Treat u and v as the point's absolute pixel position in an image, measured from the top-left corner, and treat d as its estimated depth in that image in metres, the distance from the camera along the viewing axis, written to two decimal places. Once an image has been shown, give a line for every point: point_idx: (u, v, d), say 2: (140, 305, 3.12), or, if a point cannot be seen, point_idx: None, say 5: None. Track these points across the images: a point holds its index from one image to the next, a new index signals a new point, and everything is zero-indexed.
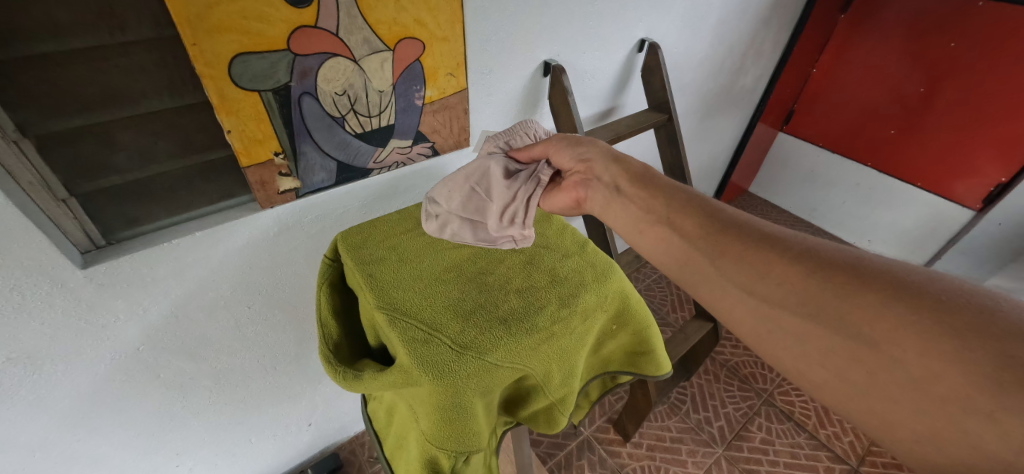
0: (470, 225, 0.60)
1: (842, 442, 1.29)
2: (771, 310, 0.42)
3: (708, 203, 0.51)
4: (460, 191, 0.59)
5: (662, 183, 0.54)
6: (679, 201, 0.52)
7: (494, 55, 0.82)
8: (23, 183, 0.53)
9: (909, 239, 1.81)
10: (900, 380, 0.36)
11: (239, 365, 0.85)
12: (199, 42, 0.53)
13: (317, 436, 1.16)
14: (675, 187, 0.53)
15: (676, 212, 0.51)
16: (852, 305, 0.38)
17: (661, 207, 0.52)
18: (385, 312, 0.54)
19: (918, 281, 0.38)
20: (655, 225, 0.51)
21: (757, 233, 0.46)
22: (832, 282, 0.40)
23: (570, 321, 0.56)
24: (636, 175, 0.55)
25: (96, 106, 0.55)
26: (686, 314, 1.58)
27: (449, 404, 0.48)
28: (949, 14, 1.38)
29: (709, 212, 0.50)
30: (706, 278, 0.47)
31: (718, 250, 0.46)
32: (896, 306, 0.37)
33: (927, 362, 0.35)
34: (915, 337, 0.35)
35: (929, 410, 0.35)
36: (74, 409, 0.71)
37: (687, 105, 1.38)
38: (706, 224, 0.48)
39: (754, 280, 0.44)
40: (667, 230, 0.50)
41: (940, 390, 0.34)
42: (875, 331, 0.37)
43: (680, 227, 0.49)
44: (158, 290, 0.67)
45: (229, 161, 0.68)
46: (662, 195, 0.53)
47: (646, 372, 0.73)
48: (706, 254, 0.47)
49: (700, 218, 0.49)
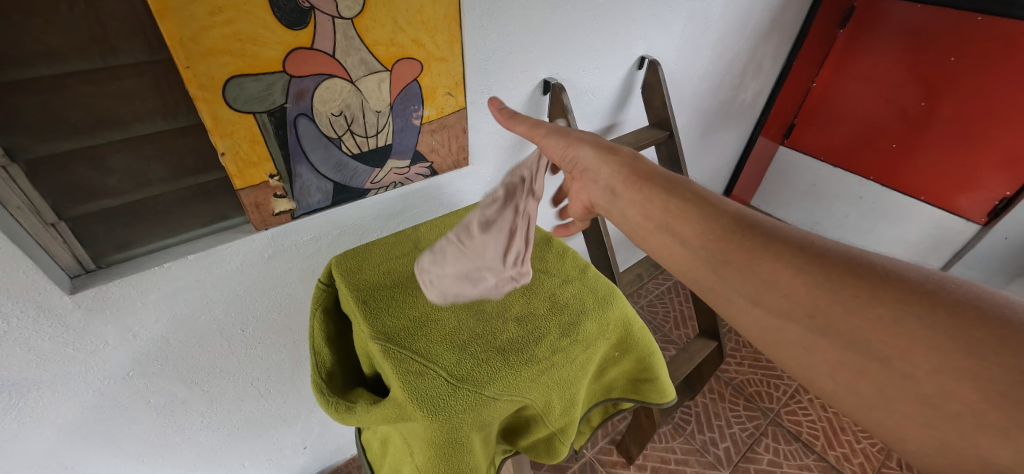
0: (467, 282, 0.59)
1: (852, 464, 1.26)
2: (777, 320, 0.44)
3: (711, 202, 0.52)
4: (449, 250, 0.59)
5: (656, 180, 0.56)
6: (677, 202, 0.53)
7: (493, 75, 0.81)
8: (10, 206, 0.51)
9: (914, 254, 1.79)
10: (912, 395, 0.38)
11: (232, 390, 0.83)
12: (193, 65, 0.52)
13: (312, 459, 1.13)
14: (672, 184, 0.55)
15: (675, 217, 0.52)
16: (860, 319, 0.39)
17: (660, 214, 0.54)
18: (379, 342, 0.52)
19: (930, 286, 0.39)
20: (656, 231, 0.54)
21: (765, 236, 0.46)
22: (841, 295, 0.41)
23: (571, 351, 0.54)
24: (632, 174, 0.58)
25: (89, 130, 0.54)
26: (689, 331, 1.55)
27: (444, 439, 0.46)
28: (948, 29, 1.39)
29: (712, 216, 0.50)
30: (711, 285, 0.49)
31: (724, 259, 0.47)
32: (906, 322, 0.38)
33: (939, 377, 0.36)
34: (925, 353, 0.37)
35: (940, 422, 0.37)
36: (62, 437, 0.69)
37: (687, 121, 1.37)
38: (707, 230, 0.49)
39: (758, 290, 0.45)
40: (669, 237, 0.52)
41: (953, 405, 0.36)
42: (884, 344, 0.38)
43: (682, 235, 0.51)
44: (149, 315, 0.66)
45: (223, 183, 0.67)
46: (660, 196, 0.54)
47: (650, 400, 0.71)
48: (708, 263, 0.48)
49: (701, 222, 0.50)
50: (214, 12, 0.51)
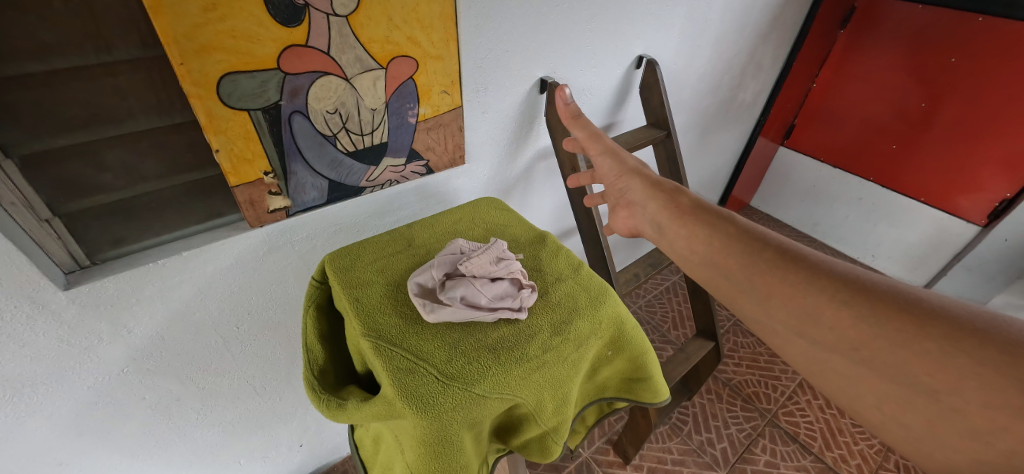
0: (471, 298, 0.54)
1: (850, 465, 1.26)
2: (822, 351, 0.46)
3: (751, 236, 0.55)
4: (437, 272, 0.57)
5: (698, 217, 0.61)
6: (720, 241, 0.56)
7: (490, 73, 0.81)
8: (6, 203, 0.52)
9: (914, 255, 1.77)
10: (963, 430, 0.38)
11: (227, 386, 0.83)
12: (187, 62, 0.52)
13: (309, 456, 1.13)
14: (716, 220, 0.59)
15: (721, 253, 0.56)
16: (908, 354, 0.41)
17: (705, 248, 0.58)
18: (370, 340, 0.52)
19: (984, 325, 0.40)
20: (702, 263, 0.58)
21: (811, 268, 0.49)
22: (884, 329, 0.42)
23: (563, 349, 0.54)
24: (676, 208, 0.64)
25: (82, 126, 0.54)
26: (687, 332, 1.54)
27: (434, 437, 0.46)
28: (949, 29, 1.39)
29: (753, 249, 0.53)
30: (756, 316, 0.52)
31: (766, 293, 0.50)
32: (956, 358, 0.39)
33: (991, 414, 0.37)
34: (977, 389, 0.38)
35: (993, 460, 0.37)
36: (58, 431, 0.69)
37: (686, 120, 1.37)
38: (750, 262, 0.53)
39: (802, 322, 0.47)
40: (715, 271, 0.56)
41: (1005, 443, 0.36)
42: (933, 379, 0.40)
43: (726, 267, 0.55)
44: (144, 311, 0.66)
45: (218, 180, 0.68)
46: (703, 229, 0.59)
47: (644, 399, 0.71)
48: (753, 296, 0.51)
49: (745, 255, 0.54)
50: (207, 9, 0.51)
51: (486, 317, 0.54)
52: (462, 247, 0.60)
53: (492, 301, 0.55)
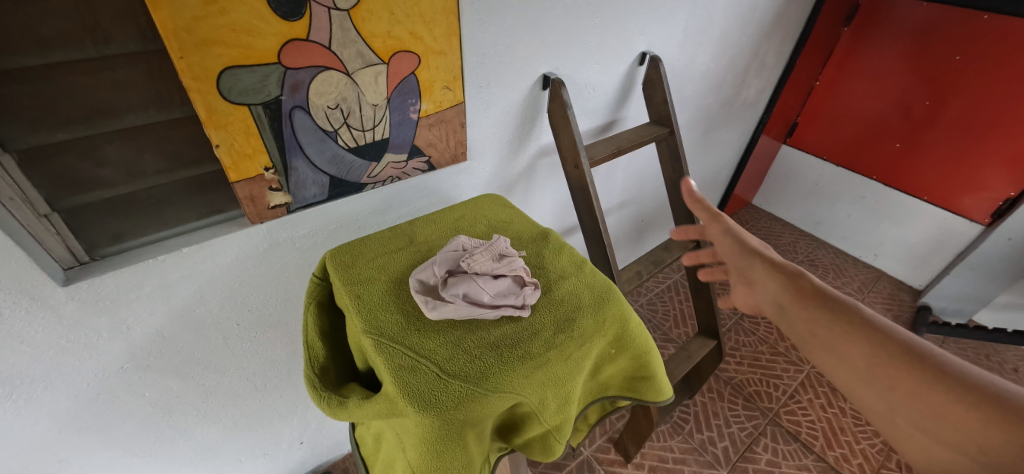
0: (471, 294, 0.54)
1: (851, 465, 1.25)
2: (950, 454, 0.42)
3: (882, 327, 0.48)
4: (437, 269, 0.56)
5: (819, 295, 0.54)
6: (841, 323, 0.50)
7: (492, 69, 0.81)
8: (3, 198, 0.51)
9: (916, 254, 1.76)
10: None
11: (227, 383, 0.83)
12: (187, 55, 0.52)
13: (309, 454, 1.13)
14: (845, 305, 0.51)
15: (841, 340, 0.49)
16: None
17: (825, 333, 0.51)
18: (371, 337, 0.52)
19: None
20: (819, 350, 0.51)
21: (960, 382, 0.43)
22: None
23: (566, 347, 0.54)
24: (798, 291, 0.55)
25: (81, 121, 0.54)
26: (689, 330, 1.54)
27: (436, 435, 0.46)
28: (954, 26, 1.38)
29: (880, 341, 0.47)
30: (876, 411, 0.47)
31: (887, 385, 0.46)
32: None
33: None
34: None
35: None
36: (56, 428, 0.68)
37: (689, 118, 1.36)
38: (879, 354, 0.47)
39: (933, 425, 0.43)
40: (836, 361, 0.50)
41: None
42: None
43: (846, 355, 0.49)
44: (143, 307, 0.65)
45: (218, 175, 0.67)
46: (828, 315, 0.51)
47: (647, 398, 0.71)
48: (876, 391, 0.46)
49: (874, 345, 0.47)
50: (208, 2, 0.50)
51: (488, 314, 0.54)
52: (463, 245, 0.60)
53: (495, 298, 0.55)
